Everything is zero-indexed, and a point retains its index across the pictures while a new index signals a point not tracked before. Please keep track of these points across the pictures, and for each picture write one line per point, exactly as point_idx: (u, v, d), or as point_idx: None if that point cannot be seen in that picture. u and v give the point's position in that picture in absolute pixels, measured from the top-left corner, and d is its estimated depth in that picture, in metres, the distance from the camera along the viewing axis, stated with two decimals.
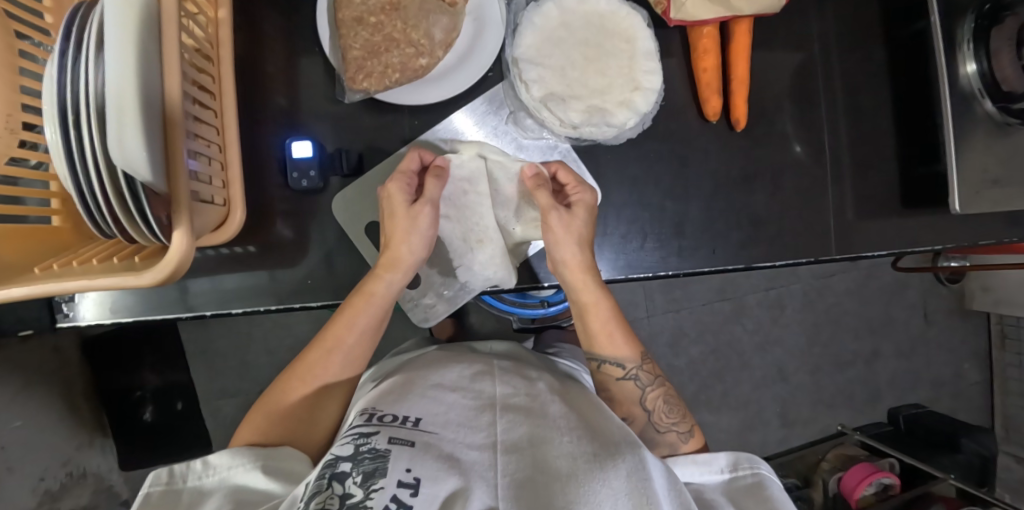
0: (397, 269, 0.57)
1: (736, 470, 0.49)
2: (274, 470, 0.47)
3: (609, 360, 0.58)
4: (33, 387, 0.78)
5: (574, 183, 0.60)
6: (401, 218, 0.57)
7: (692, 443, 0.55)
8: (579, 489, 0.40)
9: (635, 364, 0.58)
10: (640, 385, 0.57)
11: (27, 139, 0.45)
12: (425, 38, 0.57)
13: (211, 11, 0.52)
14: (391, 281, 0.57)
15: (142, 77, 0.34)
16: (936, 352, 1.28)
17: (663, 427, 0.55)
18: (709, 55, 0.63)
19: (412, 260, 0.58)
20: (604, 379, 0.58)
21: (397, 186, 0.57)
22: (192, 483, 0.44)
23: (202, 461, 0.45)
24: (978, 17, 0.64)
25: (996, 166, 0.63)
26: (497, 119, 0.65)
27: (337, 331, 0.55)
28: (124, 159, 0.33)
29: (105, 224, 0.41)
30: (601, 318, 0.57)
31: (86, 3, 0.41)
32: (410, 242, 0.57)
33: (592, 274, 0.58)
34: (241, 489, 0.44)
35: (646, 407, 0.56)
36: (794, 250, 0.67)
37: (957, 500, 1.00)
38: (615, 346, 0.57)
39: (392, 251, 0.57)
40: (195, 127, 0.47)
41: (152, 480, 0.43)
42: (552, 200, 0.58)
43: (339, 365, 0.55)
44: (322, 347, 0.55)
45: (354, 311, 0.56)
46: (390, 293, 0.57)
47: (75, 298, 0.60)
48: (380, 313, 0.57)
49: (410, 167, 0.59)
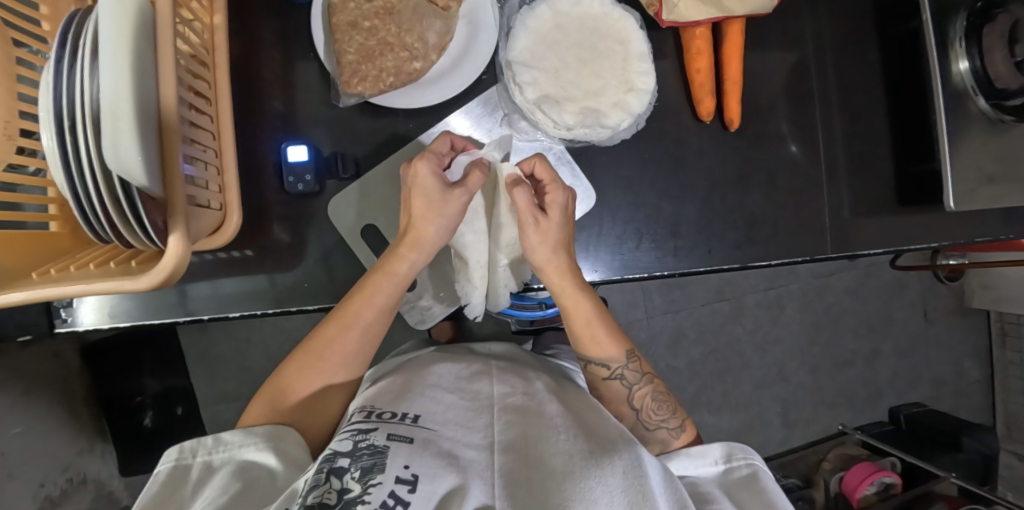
0: (421, 249, 0.56)
1: (731, 461, 0.49)
2: (283, 450, 0.46)
3: (596, 360, 0.58)
4: (32, 392, 0.78)
5: (549, 180, 0.57)
6: (434, 200, 0.55)
7: (683, 438, 0.55)
8: (575, 486, 0.40)
9: (620, 364, 0.58)
10: (626, 384, 0.57)
11: (24, 145, 0.45)
12: (418, 41, 0.58)
13: (207, 17, 0.53)
14: (414, 261, 0.57)
15: (137, 79, 0.34)
16: (936, 350, 1.27)
17: (652, 424, 0.55)
18: (702, 56, 0.64)
19: (435, 242, 0.57)
20: (591, 378, 0.59)
21: (427, 164, 0.55)
22: (202, 458, 0.44)
23: (213, 438, 0.45)
24: (970, 16, 0.64)
25: (990, 162, 0.63)
26: (496, 118, 0.65)
27: (358, 306, 0.55)
28: (119, 161, 0.33)
29: (103, 229, 0.42)
30: (584, 320, 0.57)
31: (82, 11, 0.42)
32: (438, 224, 0.56)
33: (570, 277, 0.57)
34: (249, 466, 0.44)
35: (634, 405, 0.57)
36: (790, 249, 0.68)
37: (958, 500, 0.98)
38: (599, 347, 0.58)
39: (416, 230, 0.56)
40: (193, 133, 0.48)
41: (165, 457, 0.44)
42: (529, 204, 0.55)
43: (355, 344, 0.55)
44: (340, 322, 0.54)
45: (375, 288, 0.55)
46: (411, 272, 0.57)
47: (74, 303, 0.60)
48: (397, 291, 0.57)
49: (441, 149, 0.58)
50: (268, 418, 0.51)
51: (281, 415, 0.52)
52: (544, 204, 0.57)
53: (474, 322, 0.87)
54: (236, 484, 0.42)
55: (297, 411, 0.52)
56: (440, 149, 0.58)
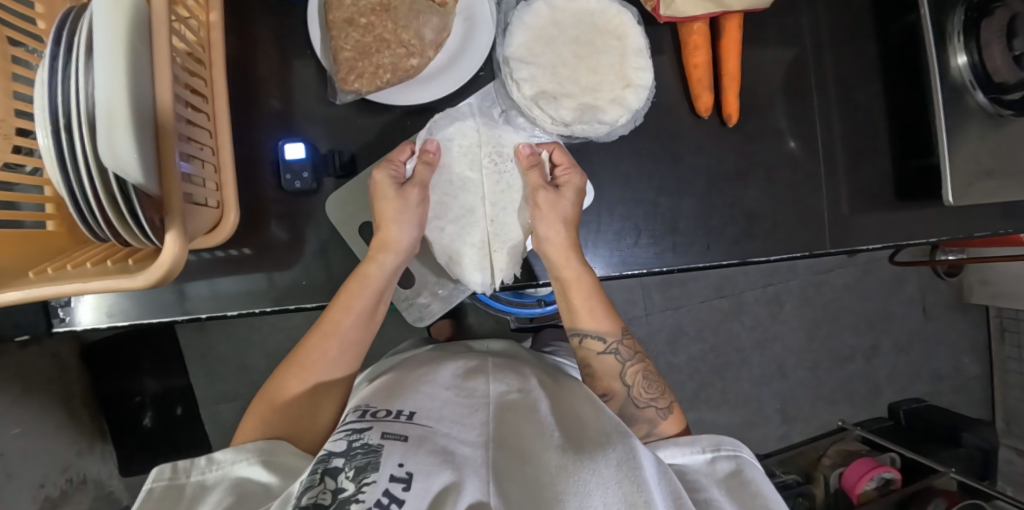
0: (390, 250, 0.59)
1: (718, 451, 0.49)
2: (274, 464, 0.46)
3: (591, 333, 0.59)
4: (31, 392, 0.78)
5: (566, 164, 0.62)
6: (392, 202, 0.59)
7: (670, 419, 0.55)
8: (572, 480, 0.40)
9: (615, 338, 0.59)
10: (620, 360, 0.58)
11: (21, 144, 0.45)
12: (415, 38, 0.57)
13: (203, 15, 0.52)
14: (385, 262, 0.59)
15: (130, 76, 0.34)
16: (935, 346, 1.27)
17: (641, 402, 0.56)
18: (700, 51, 0.63)
19: (404, 241, 0.60)
20: (586, 354, 0.59)
21: (386, 174, 0.59)
22: (195, 478, 0.43)
23: (206, 457, 0.44)
24: (967, 10, 0.64)
25: (989, 157, 0.63)
26: (495, 118, 0.65)
27: (335, 315, 0.56)
28: (114, 159, 0.33)
29: (98, 228, 0.41)
30: (583, 292, 0.59)
31: (77, 8, 0.41)
32: (404, 225, 0.59)
33: (575, 251, 0.60)
34: (244, 483, 0.43)
35: (626, 382, 0.57)
36: (789, 245, 0.68)
37: (958, 495, 0.99)
38: (596, 320, 0.59)
39: (382, 233, 0.59)
40: (189, 131, 0.47)
41: (156, 475, 0.42)
42: (541, 180, 0.62)
43: (337, 351, 0.56)
44: (319, 333, 0.56)
45: (351, 295, 0.57)
46: (384, 273, 0.59)
47: (72, 303, 0.60)
48: (377, 295, 0.58)
49: (400, 156, 0.61)
50: (262, 420, 0.51)
51: (275, 416, 0.51)
52: (557, 183, 0.62)
53: (474, 320, 0.88)
54: (231, 500, 0.41)
55: (287, 410, 0.52)
56: (399, 156, 0.61)
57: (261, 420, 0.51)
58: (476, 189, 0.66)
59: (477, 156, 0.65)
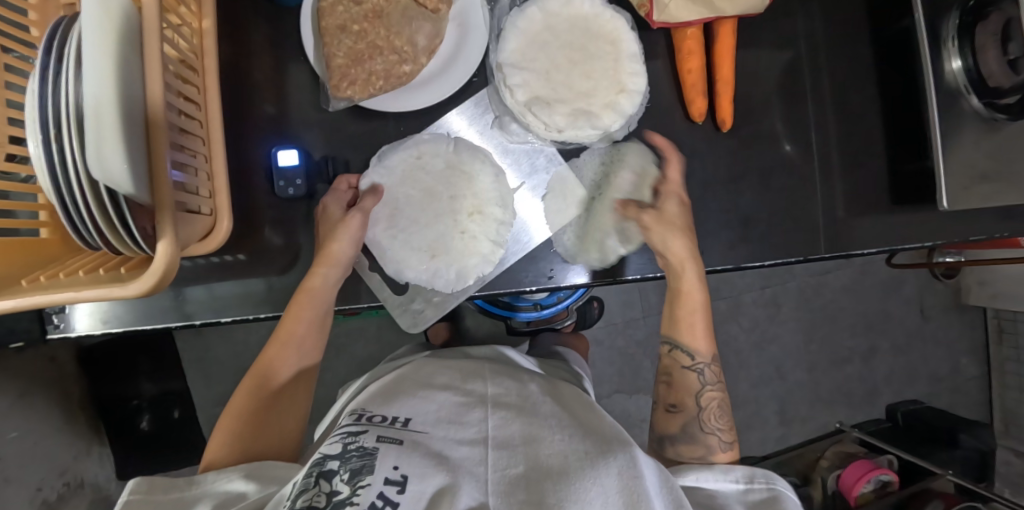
0: (332, 264, 0.56)
1: (752, 482, 0.49)
2: (258, 474, 0.45)
3: (684, 346, 0.60)
4: (28, 395, 0.78)
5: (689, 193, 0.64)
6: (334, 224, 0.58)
7: (728, 452, 0.56)
8: (572, 488, 0.40)
9: (704, 360, 0.60)
10: (702, 380, 0.59)
11: (14, 152, 0.45)
12: (408, 44, 0.57)
13: (195, 22, 0.52)
14: (329, 276, 0.57)
15: (121, 83, 0.34)
16: (933, 347, 1.27)
17: (708, 427, 0.57)
18: (694, 56, 0.63)
19: (347, 254, 0.57)
20: (671, 364, 0.61)
21: (335, 201, 0.60)
22: (173, 495, 0.43)
23: (185, 478, 0.45)
24: (962, 14, 0.63)
25: (984, 161, 0.63)
26: (445, 143, 0.64)
27: (288, 324, 0.56)
28: (105, 168, 0.33)
29: (90, 235, 0.41)
30: (689, 306, 0.61)
31: (69, 17, 0.42)
32: (345, 241, 0.57)
33: (696, 264, 0.60)
34: (224, 497, 0.43)
35: (699, 403, 0.58)
36: (785, 249, 0.67)
37: (956, 497, 0.99)
38: (695, 335, 0.60)
39: (325, 247, 0.56)
40: (182, 139, 0.48)
41: (132, 488, 0.43)
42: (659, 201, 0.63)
43: (296, 355, 0.57)
44: (277, 341, 0.56)
45: (299, 306, 0.56)
46: (328, 285, 0.57)
47: (67, 309, 0.60)
48: (325, 305, 0.57)
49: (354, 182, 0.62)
50: (235, 431, 0.51)
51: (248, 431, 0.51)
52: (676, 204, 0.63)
53: (472, 323, 0.91)
54: None
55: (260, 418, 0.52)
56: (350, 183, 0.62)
57: (235, 432, 0.51)
58: (418, 208, 0.63)
59: (420, 181, 0.63)
